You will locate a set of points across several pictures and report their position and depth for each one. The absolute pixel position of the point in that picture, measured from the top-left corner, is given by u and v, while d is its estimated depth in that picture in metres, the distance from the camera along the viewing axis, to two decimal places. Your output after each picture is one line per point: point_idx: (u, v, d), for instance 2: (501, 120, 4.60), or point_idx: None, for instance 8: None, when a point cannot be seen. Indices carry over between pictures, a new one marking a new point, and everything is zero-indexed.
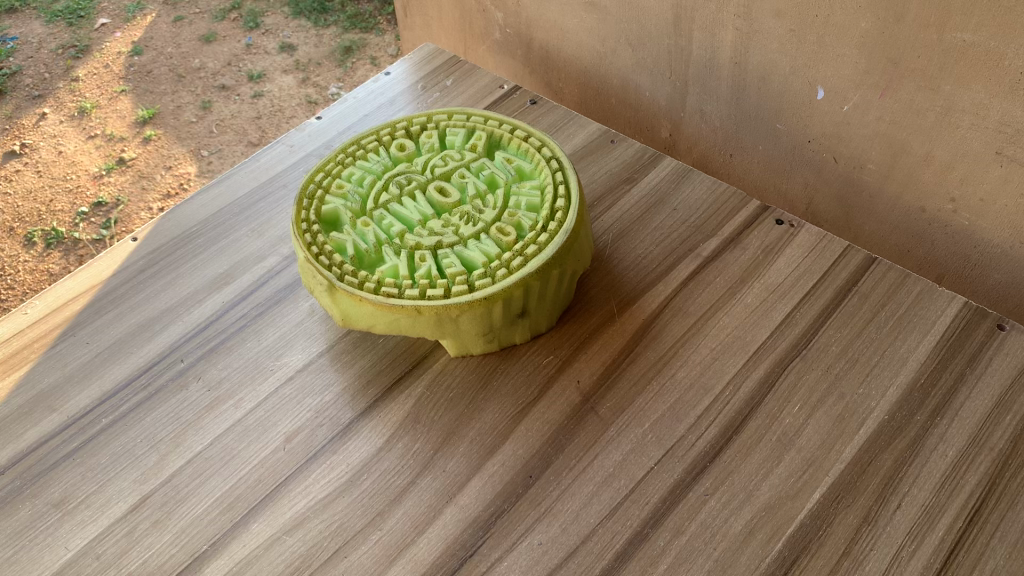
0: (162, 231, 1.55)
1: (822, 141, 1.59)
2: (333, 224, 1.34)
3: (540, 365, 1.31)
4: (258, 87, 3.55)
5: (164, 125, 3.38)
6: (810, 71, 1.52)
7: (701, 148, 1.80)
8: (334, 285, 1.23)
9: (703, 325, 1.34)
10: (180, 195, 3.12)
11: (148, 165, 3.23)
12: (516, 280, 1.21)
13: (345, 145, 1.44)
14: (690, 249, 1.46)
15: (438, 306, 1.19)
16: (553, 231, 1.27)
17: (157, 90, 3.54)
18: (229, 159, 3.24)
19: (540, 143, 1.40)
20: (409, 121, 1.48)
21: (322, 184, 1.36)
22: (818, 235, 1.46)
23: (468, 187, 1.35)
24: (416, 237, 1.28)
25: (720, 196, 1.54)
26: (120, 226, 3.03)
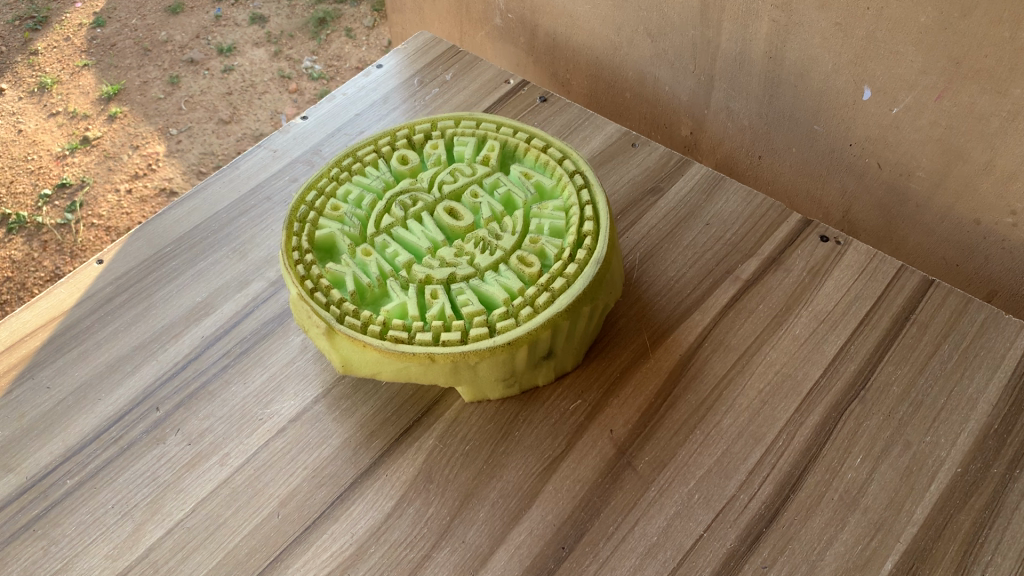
0: (132, 252, 1.37)
1: (866, 145, 1.43)
2: (328, 251, 1.17)
3: (567, 411, 1.15)
4: (229, 61, 3.06)
5: (130, 101, 2.92)
6: (856, 69, 1.36)
7: (726, 149, 1.64)
8: (332, 328, 1.07)
9: (748, 362, 1.20)
10: (152, 177, 2.72)
11: (114, 144, 2.81)
12: (543, 322, 1.06)
13: (338, 157, 1.26)
14: (728, 271, 1.30)
15: (454, 353, 1.04)
16: (582, 261, 1.12)
17: (123, 63, 3.04)
18: (200, 138, 2.83)
19: (561, 155, 1.24)
20: (411, 128, 1.31)
21: (315, 206, 1.19)
22: (867, 254, 1.32)
23: (481, 208, 1.19)
24: (426, 268, 1.11)
25: (757, 208, 1.38)
26: (86, 208, 2.65)
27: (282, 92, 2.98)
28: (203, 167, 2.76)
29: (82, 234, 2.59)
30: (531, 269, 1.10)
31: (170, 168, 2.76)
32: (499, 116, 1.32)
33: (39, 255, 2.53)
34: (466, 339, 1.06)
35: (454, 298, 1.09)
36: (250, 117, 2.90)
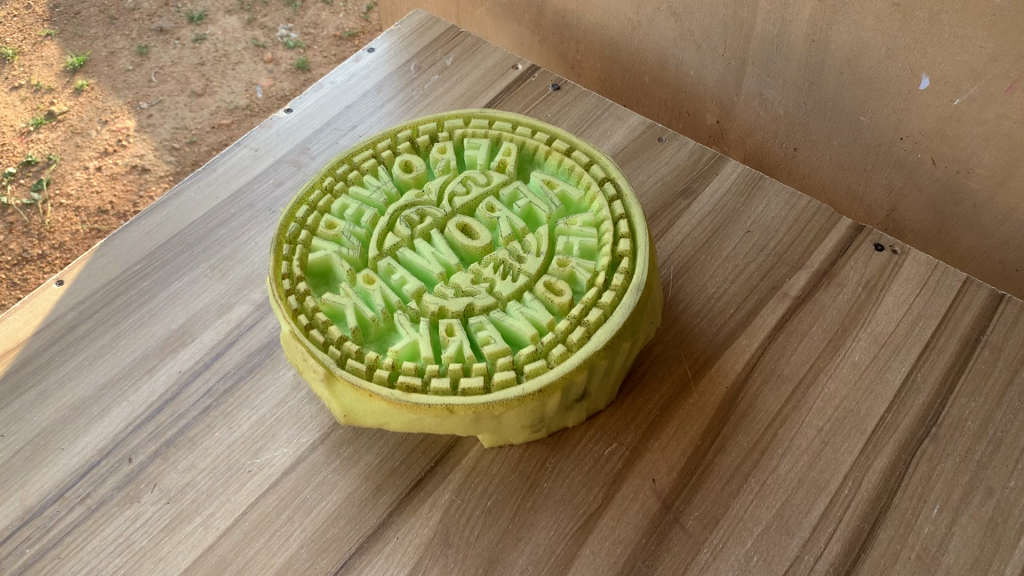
0: (97, 272, 1.21)
1: (919, 139, 1.28)
2: (324, 277, 1.02)
3: (602, 457, 1.00)
4: (201, 29, 2.67)
5: (98, 74, 2.54)
6: (915, 55, 1.21)
7: (756, 139, 1.48)
8: (332, 373, 0.92)
9: (804, 395, 1.06)
10: (125, 153, 2.35)
11: (81, 119, 2.43)
12: (579, 364, 0.91)
13: (331, 164, 1.10)
14: (774, 286, 1.16)
15: (477, 404, 0.89)
16: (620, 288, 0.96)
17: (88, 32, 2.66)
18: (171, 113, 2.44)
19: (588, 159, 1.09)
20: (414, 129, 1.15)
21: (307, 224, 1.04)
22: (927, 265, 1.18)
23: (499, 223, 1.03)
24: (439, 298, 0.96)
25: (803, 212, 1.23)
26: (54, 188, 2.28)
27: (257, 62, 2.60)
28: (176, 144, 2.37)
29: (50, 216, 2.23)
30: (562, 299, 0.94)
31: (141, 145, 2.37)
32: (515, 114, 1.16)
33: (4, 239, 2.20)
34: (489, 385, 0.91)
35: (473, 334, 0.94)
36: (224, 88, 2.51)
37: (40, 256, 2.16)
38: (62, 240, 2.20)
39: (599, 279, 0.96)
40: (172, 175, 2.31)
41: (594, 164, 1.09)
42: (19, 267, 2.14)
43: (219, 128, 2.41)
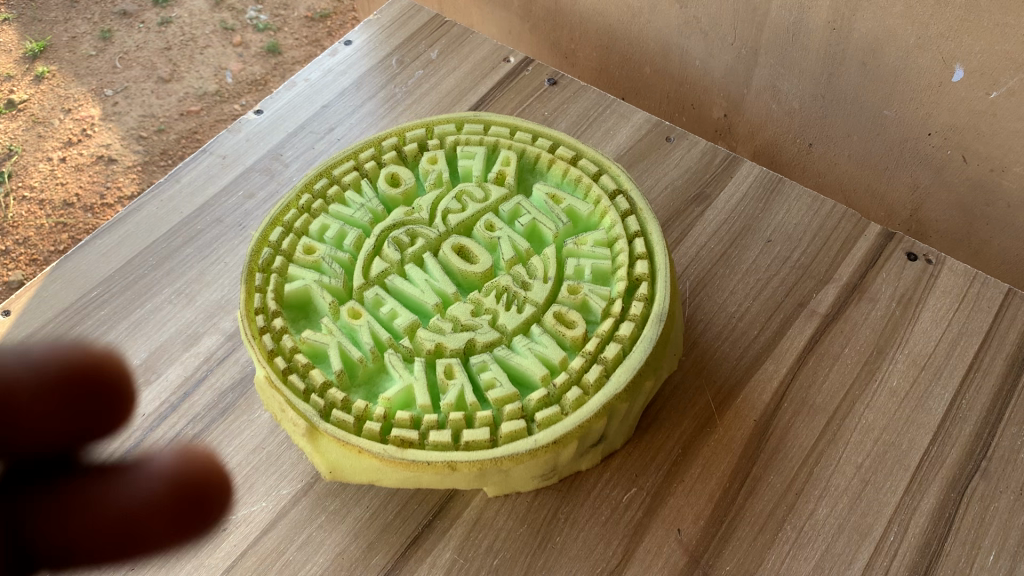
0: (50, 300, 1.08)
1: (949, 135, 1.18)
2: (303, 309, 0.90)
3: (621, 506, 0.90)
4: (167, 11, 2.10)
5: (58, 60, 2.00)
6: (948, 44, 1.10)
7: (767, 134, 1.37)
8: (315, 427, 0.80)
9: (840, 427, 0.96)
10: (94, 143, 1.88)
11: (42, 108, 1.94)
12: (597, 409, 0.80)
13: (308, 178, 0.98)
14: (801, 302, 1.05)
15: (483, 459, 0.78)
16: (639, 319, 0.86)
17: (48, 14, 2.08)
18: (137, 100, 1.94)
19: (596, 169, 0.98)
20: (401, 137, 1.03)
21: (283, 249, 0.92)
22: (966, 275, 1.08)
23: (500, 244, 0.92)
24: (435, 334, 0.85)
25: (827, 218, 1.13)
26: (16, 180, 1.83)
27: (226, 46, 2.06)
28: (145, 133, 1.90)
29: (11, 211, 1.79)
30: (575, 333, 0.83)
31: (108, 133, 1.89)
32: (512, 117, 1.05)
33: None
34: (496, 436, 0.79)
35: (474, 375, 0.83)
36: (192, 73, 1.99)
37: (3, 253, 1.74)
38: (26, 236, 1.76)
39: (616, 308, 0.85)
40: (143, 164, 1.85)
41: (603, 174, 0.98)
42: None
43: (189, 117, 1.93)
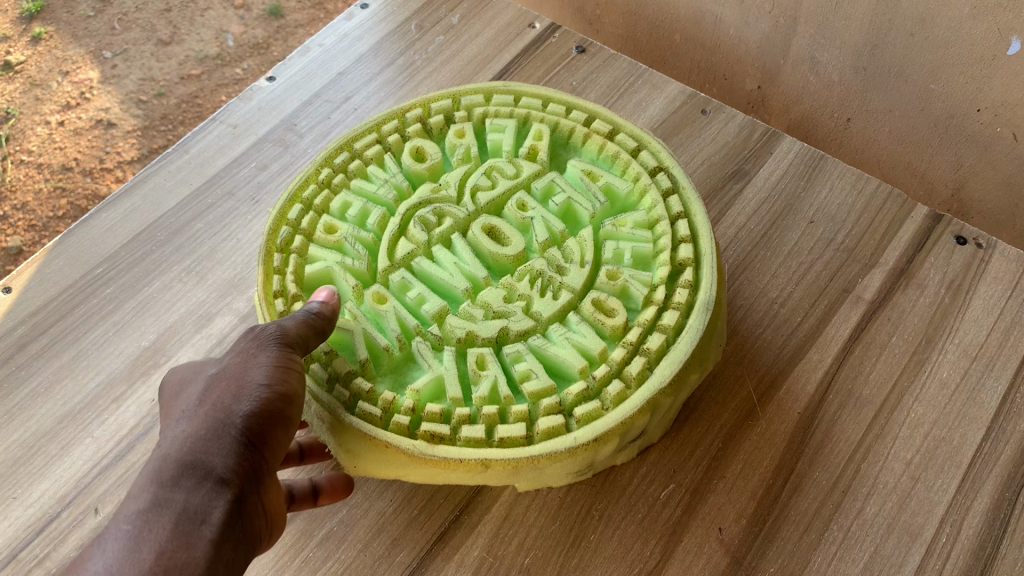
0: (53, 275, 1.03)
1: (1000, 111, 1.12)
2: (324, 292, 0.85)
3: (658, 503, 0.85)
4: None
5: (55, 19, 1.82)
6: (1003, 14, 1.04)
7: (803, 108, 1.31)
8: (340, 420, 0.75)
9: (889, 421, 0.91)
10: (92, 105, 1.72)
11: (40, 70, 1.76)
12: (641, 404, 0.75)
13: (329, 152, 0.93)
14: (845, 288, 1.00)
15: (519, 457, 0.72)
16: (683, 307, 0.81)
17: None
18: (137, 62, 1.77)
19: (635, 145, 0.93)
20: (426, 108, 0.98)
21: (302, 228, 0.87)
22: (1018, 260, 1.02)
23: (534, 225, 0.87)
24: (466, 322, 0.79)
25: (871, 198, 1.07)
26: (13, 145, 1.68)
27: (228, 8, 1.87)
28: (144, 96, 1.73)
29: (7, 174, 1.64)
30: (615, 322, 0.78)
31: (107, 95, 1.74)
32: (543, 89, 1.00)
33: None
34: (532, 432, 0.74)
35: (508, 366, 0.78)
36: (193, 35, 1.81)
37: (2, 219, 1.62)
38: (24, 202, 1.64)
39: (658, 295, 0.81)
40: (142, 129, 1.70)
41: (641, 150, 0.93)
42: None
43: (189, 80, 1.76)
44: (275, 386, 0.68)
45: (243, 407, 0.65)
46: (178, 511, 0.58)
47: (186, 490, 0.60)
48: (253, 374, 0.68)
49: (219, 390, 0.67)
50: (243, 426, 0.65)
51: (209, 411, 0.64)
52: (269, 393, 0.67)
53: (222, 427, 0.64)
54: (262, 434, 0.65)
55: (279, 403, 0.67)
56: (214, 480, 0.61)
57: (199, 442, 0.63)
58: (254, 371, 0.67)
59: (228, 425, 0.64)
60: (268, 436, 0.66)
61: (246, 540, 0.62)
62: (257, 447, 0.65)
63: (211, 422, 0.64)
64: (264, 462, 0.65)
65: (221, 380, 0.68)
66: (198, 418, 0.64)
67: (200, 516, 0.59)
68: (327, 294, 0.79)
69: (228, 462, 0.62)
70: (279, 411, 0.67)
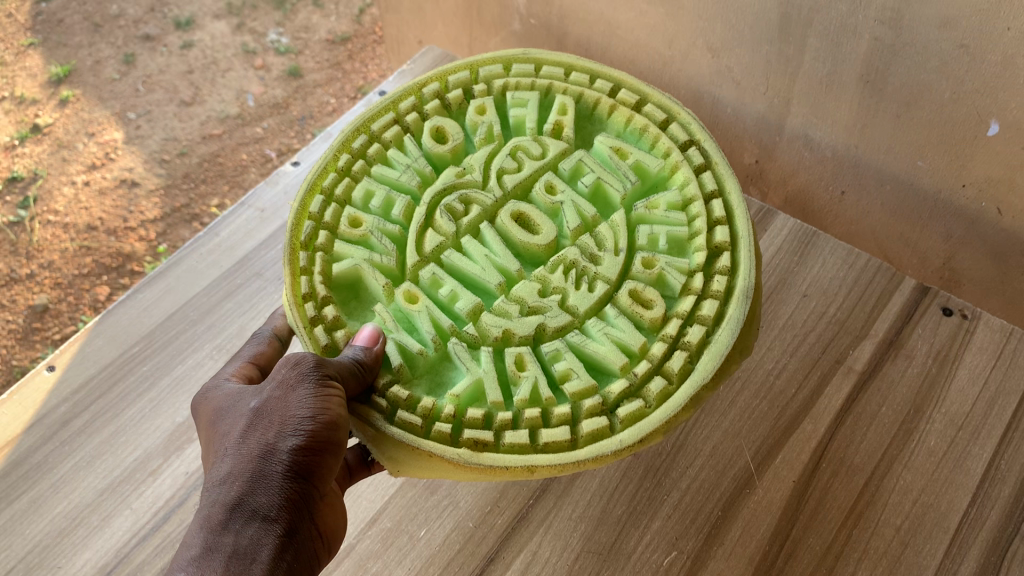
0: (92, 355, 1.10)
1: (983, 187, 1.18)
2: (351, 289, 0.90)
3: (661, 570, 0.91)
4: (185, 33, 2.12)
5: (82, 83, 2.03)
6: (984, 99, 1.10)
7: (800, 181, 1.39)
8: (382, 432, 0.80)
9: (879, 488, 0.96)
10: (114, 169, 1.90)
11: (67, 132, 1.96)
12: (683, 401, 0.81)
13: (347, 137, 0.99)
14: (837, 360, 1.06)
15: (566, 460, 0.78)
16: (720, 297, 0.87)
17: (73, 39, 2.11)
18: (160, 122, 1.97)
19: (664, 119, 1.00)
20: (442, 84, 1.05)
21: (326, 222, 0.92)
22: (1001, 329, 1.08)
23: (564, 210, 0.93)
24: (501, 320, 0.85)
25: (861, 272, 1.13)
26: (42, 205, 1.86)
27: (247, 69, 2.09)
28: (167, 155, 1.93)
29: (36, 234, 1.82)
30: (653, 315, 0.85)
31: (131, 157, 1.92)
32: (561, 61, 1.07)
33: None
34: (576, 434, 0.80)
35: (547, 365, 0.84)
36: (214, 96, 2.02)
37: (29, 276, 1.77)
38: (51, 259, 1.79)
39: (695, 285, 0.87)
40: (165, 190, 1.87)
41: (670, 123, 1.00)
42: (6, 288, 1.76)
43: (211, 138, 1.96)
44: (319, 416, 0.73)
45: (288, 441, 0.72)
46: (229, 555, 0.68)
47: (235, 532, 0.69)
48: (297, 405, 0.74)
49: (265, 423, 0.74)
50: (290, 460, 0.72)
51: (256, 449, 0.72)
52: (312, 425, 0.73)
53: (267, 466, 0.71)
54: (307, 463, 0.73)
55: (323, 433, 0.73)
56: (260, 518, 0.70)
57: (246, 482, 0.71)
58: (296, 404, 0.73)
59: (272, 463, 0.72)
60: (314, 461, 0.73)
61: (297, 558, 0.72)
62: (303, 477, 0.73)
63: (258, 460, 0.72)
64: (309, 486, 0.73)
65: (269, 414, 0.75)
66: (248, 453, 0.72)
67: (250, 557, 0.68)
68: (370, 336, 0.81)
69: (273, 499, 0.71)
70: (326, 439, 0.74)
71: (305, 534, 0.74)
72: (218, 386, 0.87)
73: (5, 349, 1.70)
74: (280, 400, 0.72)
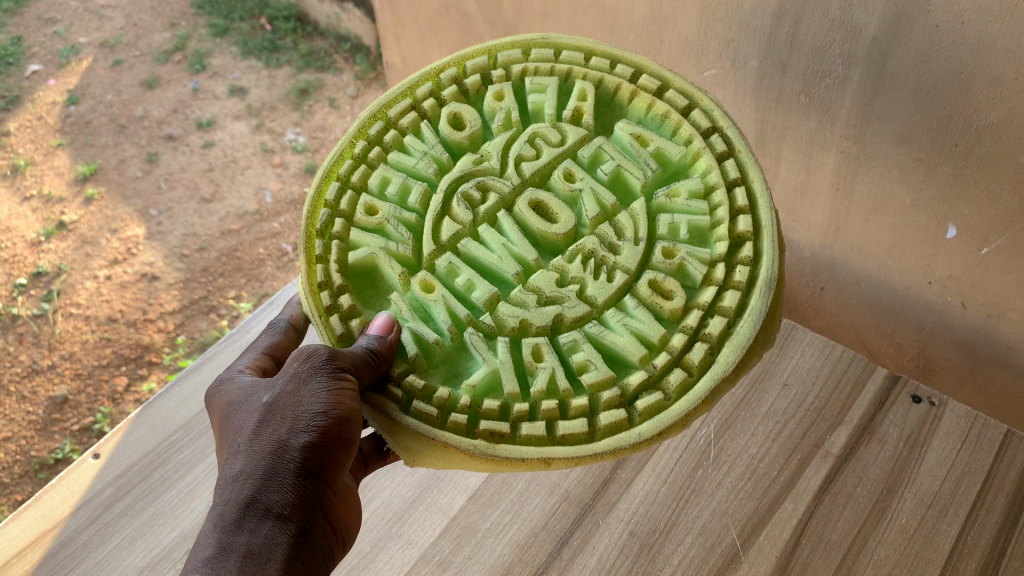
0: (134, 443, 1.20)
1: (948, 284, 1.29)
2: (367, 276, 0.91)
3: None
4: (207, 134, 2.33)
5: (107, 181, 2.24)
6: (940, 207, 1.23)
7: (783, 278, 1.51)
8: (398, 423, 0.82)
9: (855, 563, 1.04)
10: (134, 263, 2.05)
11: (91, 228, 2.14)
12: (704, 392, 0.82)
13: (363, 123, 1.00)
14: (815, 444, 1.15)
15: (585, 453, 0.79)
16: (743, 288, 0.88)
17: (99, 140, 2.34)
18: (181, 219, 2.14)
19: (686, 104, 0.99)
20: (461, 68, 1.04)
21: (341, 209, 0.93)
22: (967, 415, 1.17)
23: (583, 199, 0.93)
24: (517, 309, 0.86)
25: (838, 362, 1.24)
26: (65, 298, 2.00)
27: (267, 167, 2.26)
28: (186, 250, 2.08)
29: (59, 326, 1.95)
30: (673, 307, 0.85)
31: (151, 252, 2.08)
32: (581, 46, 1.06)
33: (14, 350, 1.93)
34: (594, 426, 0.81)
35: (565, 355, 0.84)
36: (233, 193, 2.19)
37: (50, 367, 1.89)
38: (72, 351, 1.91)
39: (717, 276, 0.88)
40: (183, 283, 2.01)
41: (693, 108, 1.00)
42: (28, 379, 1.88)
43: (229, 234, 2.11)
44: (329, 412, 0.77)
45: (300, 438, 0.76)
46: (243, 554, 0.72)
47: (248, 532, 0.73)
48: (310, 400, 0.78)
49: (277, 418, 0.78)
50: (300, 456, 0.76)
51: (268, 446, 0.76)
52: (322, 422, 0.77)
53: (280, 463, 0.75)
54: (318, 458, 0.77)
55: (333, 428, 0.77)
56: (273, 516, 0.74)
57: (259, 481, 0.75)
58: (307, 403, 0.77)
59: (284, 459, 0.75)
60: (325, 456, 0.77)
61: (308, 552, 0.76)
62: (314, 473, 0.77)
63: (271, 457, 0.76)
64: (320, 480, 0.77)
65: (280, 411, 0.78)
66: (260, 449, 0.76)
67: (264, 557, 0.72)
68: (384, 325, 0.83)
69: (286, 496, 0.75)
70: (335, 434, 0.77)
71: (317, 529, 0.78)
72: (232, 376, 0.91)
73: (24, 440, 1.80)
74: (291, 401, 0.76)
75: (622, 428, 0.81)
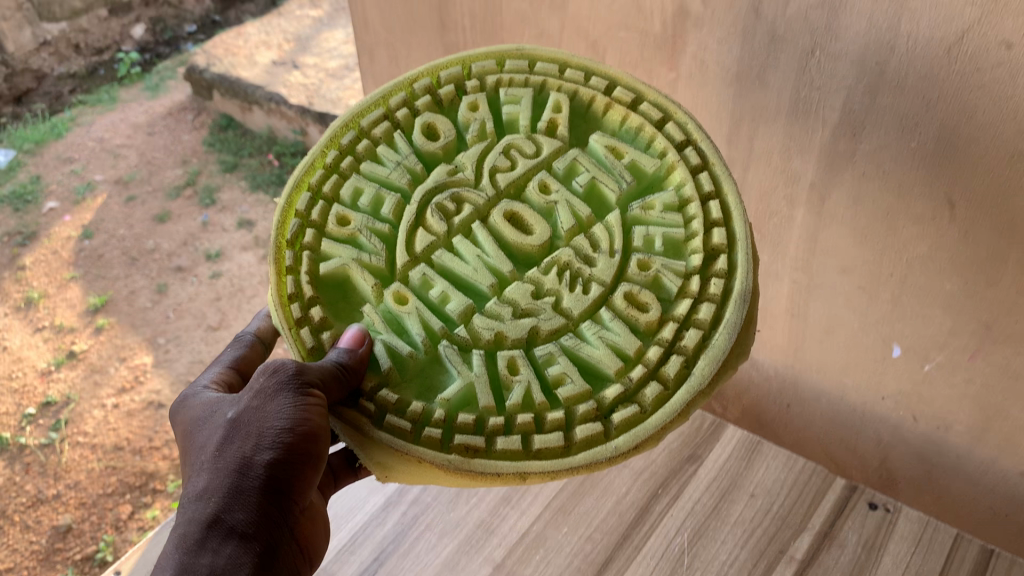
0: (148, 559, 1.30)
1: (898, 399, 1.41)
2: (336, 286, 1.01)
3: None
4: (216, 265, 2.52)
5: (117, 311, 2.40)
6: (885, 329, 1.36)
7: (752, 396, 1.62)
8: (373, 438, 0.90)
9: None
10: (139, 391, 2.19)
11: (99, 356, 2.29)
12: (680, 404, 0.92)
13: (336, 133, 1.10)
14: (780, 550, 1.25)
15: (562, 466, 0.89)
16: (719, 299, 0.98)
17: (110, 272, 2.52)
18: (188, 346, 2.30)
19: (661, 117, 1.11)
20: (434, 80, 1.15)
21: (312, 220, 1.03)
22: (920, 520, 1.28)
23: (559, 212, 1.04)
24: (494, 322, 0.96)
25: (800, 473, 1.35)
26: (72, 427, 2.11)
27: None
28: (192, 378, 2.20)
29: (65, 454, 2.05)
30: (648, 319, 0.96)
31: (157, 379, 2.22)
32: (555, 57, 1.17)
33: (21, 478, 2.00)
34: (571, 441, 0.90)
35: (542, 368, 0.94)
36: (240, 318, 2.35)
37: (55, 496, 1.96)
38: (77, 479, 2.00)
39: (691, 289, 0.99)
40: None
41: (668, 121, 1.11)
42: (33, 509, 1.94)
43: None
44: (291, 433, 0.88)
45: (263, 454, 0.88)
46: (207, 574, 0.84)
47: (212, 552, 0.85)
48: (273, 418, 0.88)
49: (244, 436, 0.90)
50: (262, 473, 0.88)
51: (234, 464, 0.88)
52: (282, 443, 0.88)
53: (244, 480, 0.87)
54: (281, 472, 0.88)
55: (293, 446, 0.88)
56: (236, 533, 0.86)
57: (224, 498, 0.87)
58: (271, 423, 0.88)
59: (248, 476, 0.87)
60: (287, 468, 0.89)
61: (274, 555, 0.89)
62: (275, 487, 0.88)
63: (236, 475, 0.87)
64: (282, 490, 0.89)
65: (247, 429, 0.90)
66: (228, 466, 0.88)
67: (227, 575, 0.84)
68: (354, 338, 0.92)
69: (247, 512, 0.87)
70: (296, 451, 0.89)
71: (279, 533, 0.89)
72: (196, 396, 1.04)
73: (26, 570, 1.85)
74: (255, 426, 0.87)
75: (598, 440, 0.90)
